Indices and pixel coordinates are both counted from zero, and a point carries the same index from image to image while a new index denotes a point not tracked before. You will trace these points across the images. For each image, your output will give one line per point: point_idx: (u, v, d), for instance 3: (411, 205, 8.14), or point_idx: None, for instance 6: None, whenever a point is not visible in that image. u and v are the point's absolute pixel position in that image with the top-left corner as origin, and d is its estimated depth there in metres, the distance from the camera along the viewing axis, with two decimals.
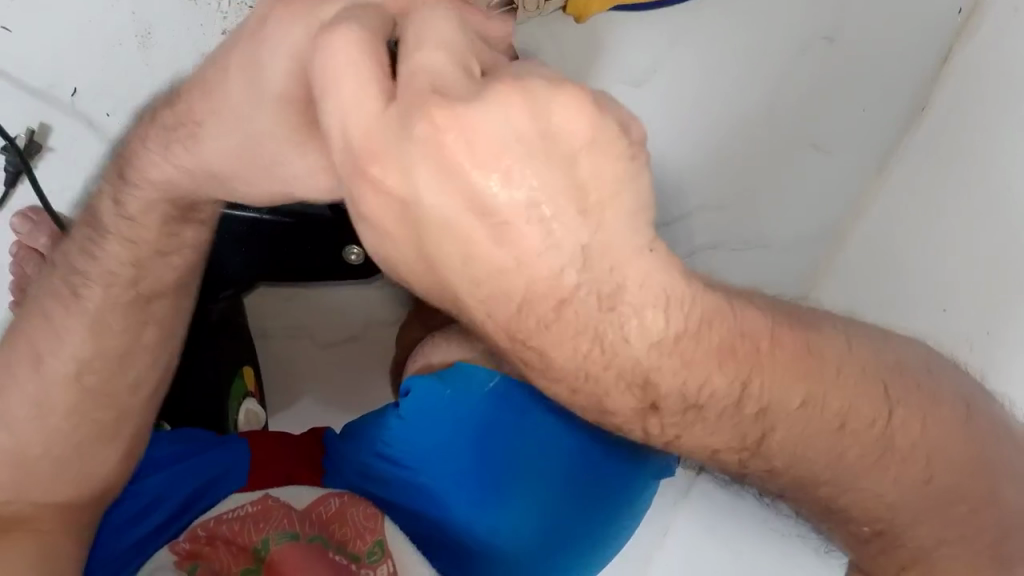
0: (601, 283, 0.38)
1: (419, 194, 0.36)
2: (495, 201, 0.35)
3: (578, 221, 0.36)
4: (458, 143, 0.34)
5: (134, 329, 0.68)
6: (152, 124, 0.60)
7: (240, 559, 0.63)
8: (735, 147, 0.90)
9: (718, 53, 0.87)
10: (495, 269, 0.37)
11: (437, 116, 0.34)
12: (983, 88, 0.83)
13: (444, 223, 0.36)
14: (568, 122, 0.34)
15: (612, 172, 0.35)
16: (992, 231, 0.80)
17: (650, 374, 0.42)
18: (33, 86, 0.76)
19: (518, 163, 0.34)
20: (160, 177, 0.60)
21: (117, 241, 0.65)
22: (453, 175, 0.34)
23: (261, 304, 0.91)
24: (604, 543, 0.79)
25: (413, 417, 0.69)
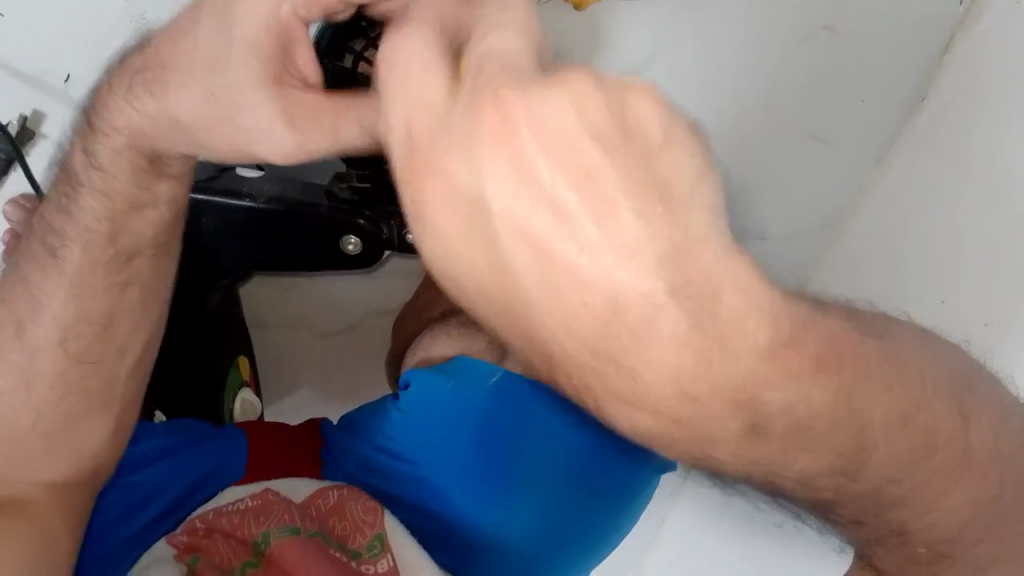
0: (698, 290, 0.32)
1: (484, 196, 0.33)
2: (555, 203, 0.31)
3: (657, 224, 0.31)
4: (522, 143, 0.31)
5: (115, 292, 0.67)
6: (121, 73, 0.59)
7: (241, 552, 0.61)
8: (738, 142, 0.89)
9: (721, 43, 0.87)
10: (572, 272, 0.33)
11: (499, 110, 0.31)
12: (983, 80, 0.83)
13: (513, 240, 0.33)
14: (641, 113, 0.31)
15: (689, 169, 0.32)
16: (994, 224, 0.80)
17: (761, 394, 0.37)
18: (25, 73, 0.75)
19: (591, 159, 0.31)
20: (123, 124, 0.59)
21: (91, 195, 0.64)
22: (528, 179, 0.31)
23: (258, 292, 0.90)
24: (605, 536, 0.79)
25: (414, 411, 0.69)
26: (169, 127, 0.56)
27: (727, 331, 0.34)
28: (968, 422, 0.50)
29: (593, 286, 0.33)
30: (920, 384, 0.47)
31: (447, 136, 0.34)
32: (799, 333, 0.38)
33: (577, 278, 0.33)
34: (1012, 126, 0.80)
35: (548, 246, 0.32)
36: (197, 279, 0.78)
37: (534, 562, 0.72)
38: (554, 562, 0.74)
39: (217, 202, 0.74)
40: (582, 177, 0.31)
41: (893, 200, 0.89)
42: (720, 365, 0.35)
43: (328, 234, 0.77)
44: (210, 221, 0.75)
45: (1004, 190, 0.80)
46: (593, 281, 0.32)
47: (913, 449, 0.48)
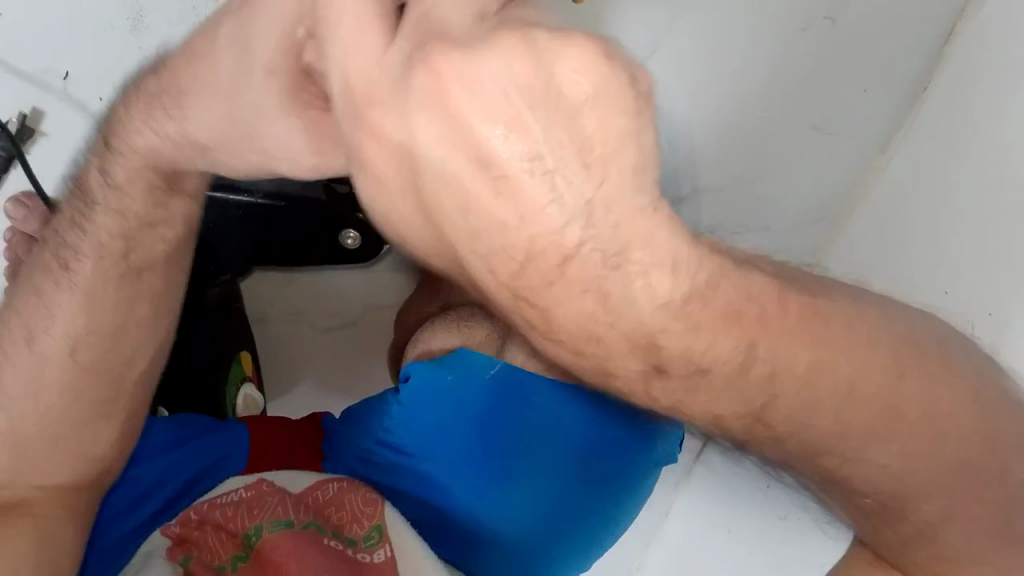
0: (608, 242, 0.35)
1: (414, 135, 0.34)
2: (492, 164, 0.33)
3: (578, 188, 0.34)
4: (452, 92, 0.33)
5: (123, 308, 0.66)
6: (138, 91, 0.59)
7: (229, 546, 0.61)
8: (738, 131, 0.90)
9: (713, 32, 0.87)
10: (489, 218, 0.35)
11: (434, 65, 0.33)
12: (990, 66, 0.81)
13: (432, 175, 0.35)
14: (567, 76, 0.32)
15: (617, 125, 0.33)
16: (998, 212, 0.79)
17: (660, 337, 0.38)
18: (26, 72, 0.75)
19: (520, 111, 0.32)
20: (143, 146, 0.59)
21: (105, 213, 0.63)
22: (455, 128, 0.33)
23: (259, 286, 0.90)
24: (614, 521, 0.79)
25: (415, 403, 0.68)
26: (177, 136, 0.56)
27: (641, 295, 0.36)
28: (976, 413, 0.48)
29: (519, 227, 0.35)
30: (918, 373, 0.46)
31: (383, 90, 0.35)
32: (758, 308, 0.39)
33: (494, 220, 0.35)
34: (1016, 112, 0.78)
35: (477, 203, 0.34)
36: (197, 278, 0.78)
37: (539, 551, 0.73)
38: (563, 547, 0.75)
39: (215, 200, 0.74)
40: (511, 122, 0.32)
41: (901, 187, 0.89)
42: (620, 302, 0.37)
43: (327, 228, 0.78)
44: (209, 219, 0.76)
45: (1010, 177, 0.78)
46: (514, 224, 0.35)
47: (912, 444, 0.47)
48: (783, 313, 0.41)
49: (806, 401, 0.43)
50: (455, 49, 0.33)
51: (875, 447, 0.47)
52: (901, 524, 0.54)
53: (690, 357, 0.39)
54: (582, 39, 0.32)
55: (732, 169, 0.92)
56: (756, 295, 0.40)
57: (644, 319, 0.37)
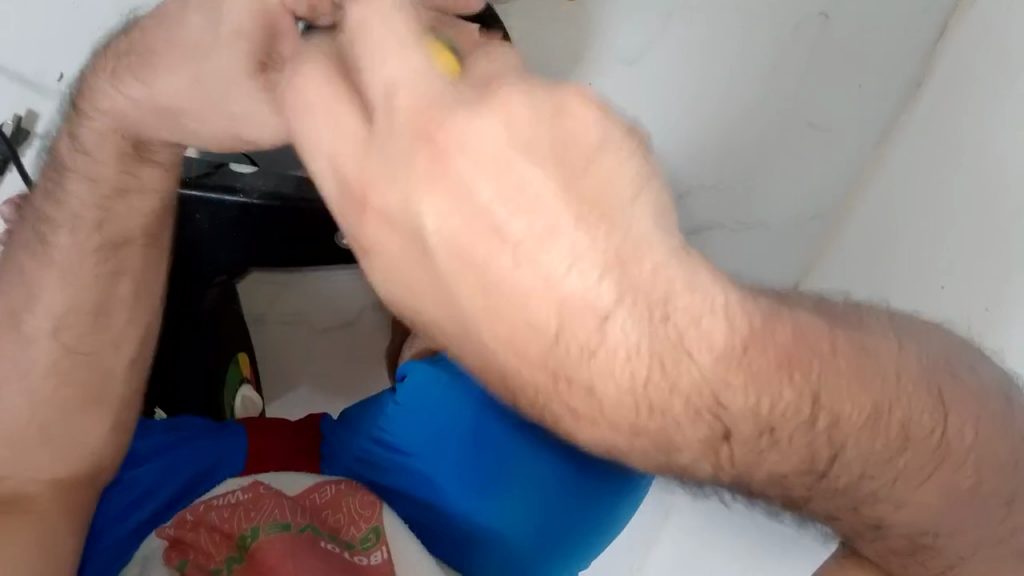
0: (648, 296, 0.36)
1: (421, 216, 0.37)
2: (497, 223, 0.35)
3: (597, 241, 0.35)
4: (462, 176, 0.35)
5: (105, 280, 0.67)
6: (105, 58, 0.62)
7: (224, 547, 0.60)
8: (736, 130, 0.90)
9: (710, 31, 0.86)
10: (518, 294, 0.36)
11: (442, 134, 0.35)
12: (981, 64, 0.82)
13: (448, 257, 0.37)
14: (577, 133, 0.34)
15: (621, 177, 0.35)
16: (988, 207, 0.80)
17: (723, 396, 0.39)
18: (24, 74, 0.75)
19: (530, 178, 0.34)
20: (109, 108, 0.62)
21: (78, 180, 0.65)
22: (461, 197, 0.35)
23: (255, 287, 0.89)
24: (609, 523, 0.80)
25: (410, 405, 0.68)
26: (144, 105, 0.59)
27: (680, 334, 0.37)
28: (973, 426, 0.48)
29: (543, 292, 0.36)
30: (916, 384, 0.45)
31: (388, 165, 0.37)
32: (766, 327, 0.38)
33: (522, 296, 0.36)
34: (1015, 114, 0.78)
35: (500, 274, 0.36)
36: (194, 279, 0.78)
37: (535, 556, 0.73)
38: (558, 551, 0.75)
39: (211, 199, 0.74)
40: (518, 191, 0.34)
41: (892, 185, 0.89)
42: (672, 368, 0.38)
43: (323, 229, 0.78)
44: (204, 218, 0.76)
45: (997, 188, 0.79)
46: (538, 291, 0.36)
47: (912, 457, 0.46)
48: (799, 322, 0.40)
49: (815, 406, 0.42)
50: (456, 113, 0.35)
51: (876, 462, 0.46)
52: (900, 546, 0.53)
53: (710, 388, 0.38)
54: (576, 92, 0.34)
55: (728, 168, 0.91)
56: (769, 315, 0.39)
57: (675, 351, 0.38)
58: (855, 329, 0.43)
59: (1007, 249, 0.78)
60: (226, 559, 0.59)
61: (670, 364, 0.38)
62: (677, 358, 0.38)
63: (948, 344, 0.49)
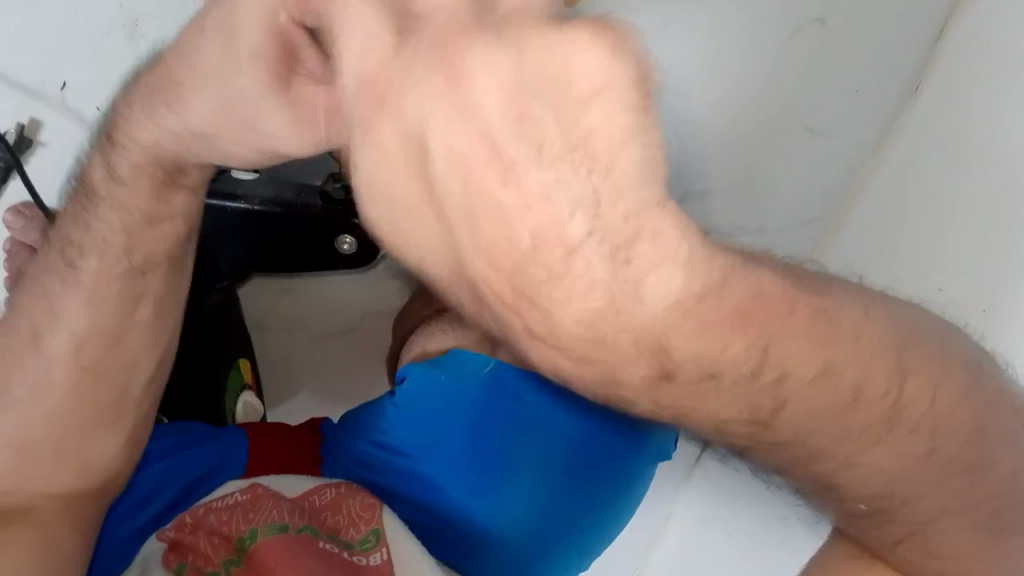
0: (618, 233, 0.35)
1: (426, 129, 0.35)
2: (505, 160, 0.34)
3: (580, 176, 0.34)
4: (468, 96, 0.34)
5: (127, 305, 0.67)
6: (137, 88, 0.62)
7: (222, 550, 0.61)
8: (742, 126, 0.90)
9: (723, 24, 0.86)
10: (498, 210, 0.35)
11: (458, 59, 0.34)
12: (982, 68, 0.86)
13: (446, 170, 0.35)
14: (575, 70, 0.32)
15: (619, 122, 0.33)
16: (989, 210, 0.84)
17: (669, 339, 0.39)
18: (25, 83, 0.76)
19: (531, 107, 0.33)
20: (145, 139, 0.60)
21: (110, 208, 0.65)
22: (466, 113, 0.34)
23: (253, 295, 0.91)
24: (610, 520, 0.80)
25: (409, 406, 0.69)
26: (178, 136, 0.58)
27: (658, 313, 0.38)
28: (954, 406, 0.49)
29: (526, 216, 0.35)
30: (895, 371, 0.46)
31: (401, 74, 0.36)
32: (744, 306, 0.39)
33: (500, 207, 0.35)
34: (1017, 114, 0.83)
35: (490, 193, 0.35)
36: (196, 285, 0.78)
37: (535, 552, 0.73)
38: (558, 547, 0.75)
39: (213, 207, 0.74)
40: (520, 119, 0.33)
41: (890, 186, 0.90)
42: (625, 305, 0.37)
43: (322, 235, 0.78)
44: (204, 224, 0.76)
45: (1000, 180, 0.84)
46: (524, 213, 0.35)
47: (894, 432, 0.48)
48: (782, 309, 0.41)
49: (795, 393, 0.43)
50: (477, 46, 0.34)
51: (855, 438, 0.48)
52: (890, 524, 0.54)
53: (704, 363, 0.40)
54: (594, 41, 0.32)
55: (734, 165, 0.91)
56: (746, 289, 0.40)
57: (638, 312, 0.36)
58: (844, 320, 0.44)
59: (1004, 247, 0.84)
60: (225, 561, 0.60)
61: (670, 340, 0.39)
62: (656, 328, 0.38)
63: (941, 333, 0.50)
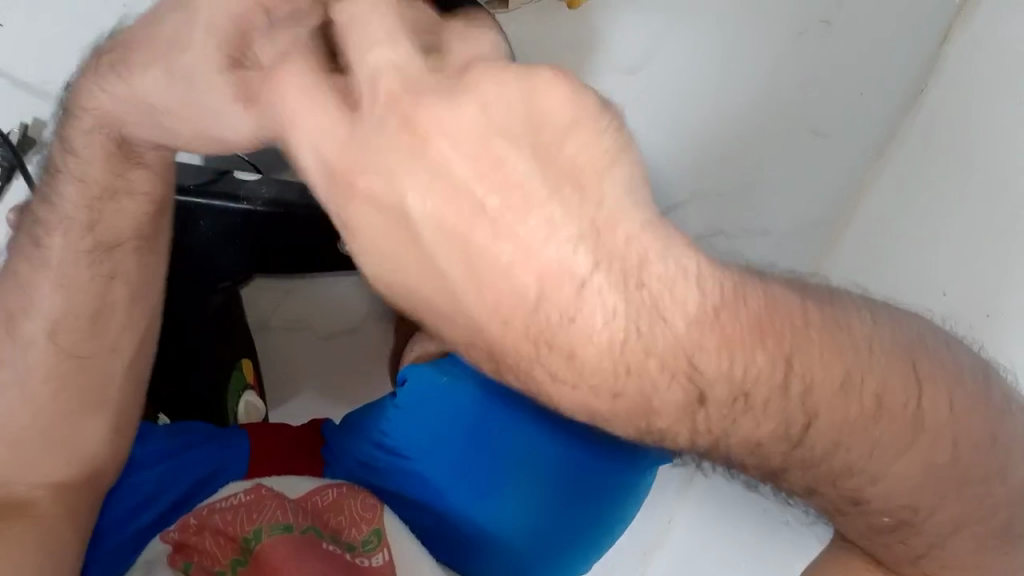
0: (623, 261, 0.34)
1: (405, 199, 0.34)
2: (480, 198, 0.33)
3: (573, 210, 0.33)
4: (441, 151, 0.33)
5: (99, 282, 0.67)
6: (95, 58, 0.61)
7: (229, 550, 0.60)
8: (738, 134, 0.89)
9: (706, 44, 0.85)
10: (500, 266, 0.34)
11: (420, 112, 0.33)
12: (982, 74, 0.84)
13: (432, 226, 0.34)
14: (550, 108, 0.32)
15: (593, 152, 0.32)
16: (993, 207, 0.81)
17: (695, 357, 0.36)
18: (29, 83, 0.76)
19: (506, 154, 0.32)
20: (96, 106, 0.59)
21: (69, 181, 0.64)
22: (437, 172, 0.33)
23: (257, 295, 0.90)
24: (612, 524, 0.80)
25: (410, 407, 0.69)
26: (128, 104, 0.57)
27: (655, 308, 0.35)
28: (964, 420, 0.47)
29: (524, 262, 0.33)
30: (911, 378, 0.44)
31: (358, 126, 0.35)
32: (751, 312, 0.37)
33: (501, 261, 0.34)
34: (1009, 108, 0.80)
35: (474, 243, 0.34)
36: (192, 282, 0.78)
37: (535, 556, 0.73)
38: (557, 554, 0.75)
39: (213, 207, 0.74)
40: (495, 167, 0.32)
41: (898, 189, 0.89)
42: (648, 330, 0.35)
43: (326, 236, 0.78)
44: (208, 225, 0.75)
45: (1003, 176, 0.80)
46: (517, 265, 0.34)
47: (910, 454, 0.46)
48: (788, 313, 0.39)
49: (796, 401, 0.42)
50: (435, 98, 0.33)
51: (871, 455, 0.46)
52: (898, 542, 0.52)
53: (730, 380, 0.38)
54: (554, 78, 0.32)
55: (733, 171, 0.91)
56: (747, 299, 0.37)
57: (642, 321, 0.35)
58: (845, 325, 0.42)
59: (1006, 245, 0.79)
60: (231, 561, 0.60)
61: (695, 356, 0.36)
62: (681, 342, 0.36)
63: (956, 342, 0.49)
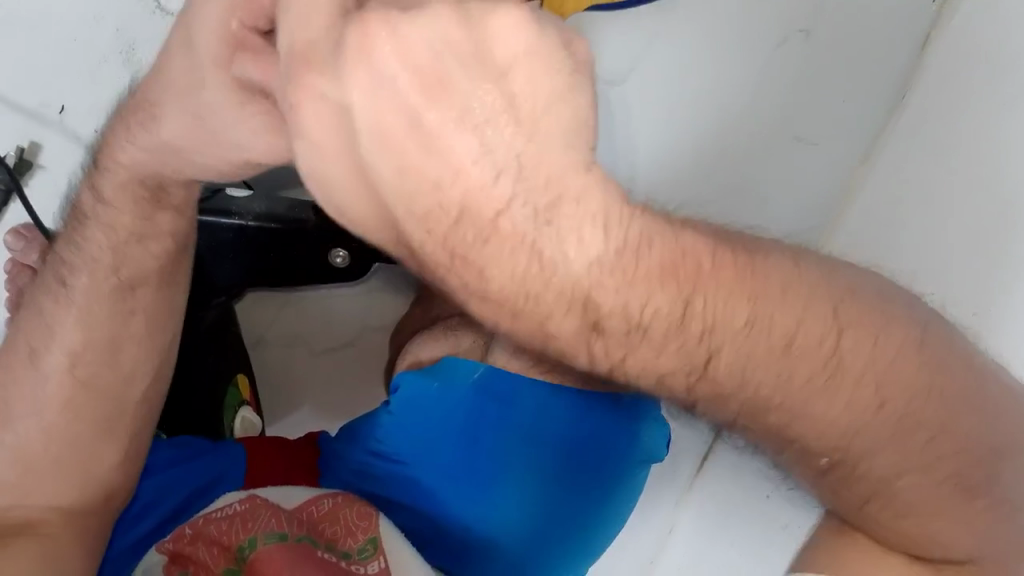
0: (543, 195, 0.37)
1: (347, 106, 0.36)
2: (421, 122, 0.35)
3: (508, 140, 0.35)
4: (386, 69, 0.34)
5: (121, 319, 0.68)
6: (122, 114, 0.66)
7: (222, 560, 0.61)
8: (724, 147, 0.91)
9: (683, 56, 0.90)
10: (423, 181, 0.36)
11: (366, 35, 0.34)
12: (960, 72, 0.86)
13: (375, 149, 0.36)
14: (508, 43, 0.34)
15: (547, 85, 0.35)
16: (978, 203, 0.81)
17: (595, 294, 0.39)
18: (27, 107, 0.77)
19: (453, 79, 0.34)
20: (125, 159, 0.64)
21: (98, 227, 0.67)
22: (383, 91, 0.35)
23: (253, 309, 0.92)
24: (605, 525, 0.80)
25: (404, 413, 0.70)
26: (149, 152, 0.62)
27: (553, 256, 0.38)
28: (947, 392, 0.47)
29: (449, 182, 0.36)
30: (896, 349, 0.46)
31: (321, 63, 0.36)
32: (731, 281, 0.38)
33: (426, 182, 0.36)
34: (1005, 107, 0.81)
35: (414, 167, 0.36)
36: (190, 298, 0.79)
37: (531, 558, 0.73)
38: (549, 556, 0.75)
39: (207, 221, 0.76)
40: (437, 89, 0.34)
41: (884, 188, 0.89)
42: (549, 262, 0.38)
43: (316, 248, 0.79)
44: (202, 239, 0.77)
45: (997, 173, 0.81)
46: (444, 183, 0.36)
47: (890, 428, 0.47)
48: (717, 260, 0.42)
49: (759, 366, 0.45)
50: (390, 14, 0.34)
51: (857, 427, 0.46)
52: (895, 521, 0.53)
53: (627, 318, 0.40)
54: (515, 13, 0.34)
55: (721, 181, 0.91)
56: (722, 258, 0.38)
57: (579, 277, 0.39)
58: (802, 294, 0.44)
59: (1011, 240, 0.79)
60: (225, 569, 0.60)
61: (594, 293, 0.39)
62: (584, 278, 0.39)
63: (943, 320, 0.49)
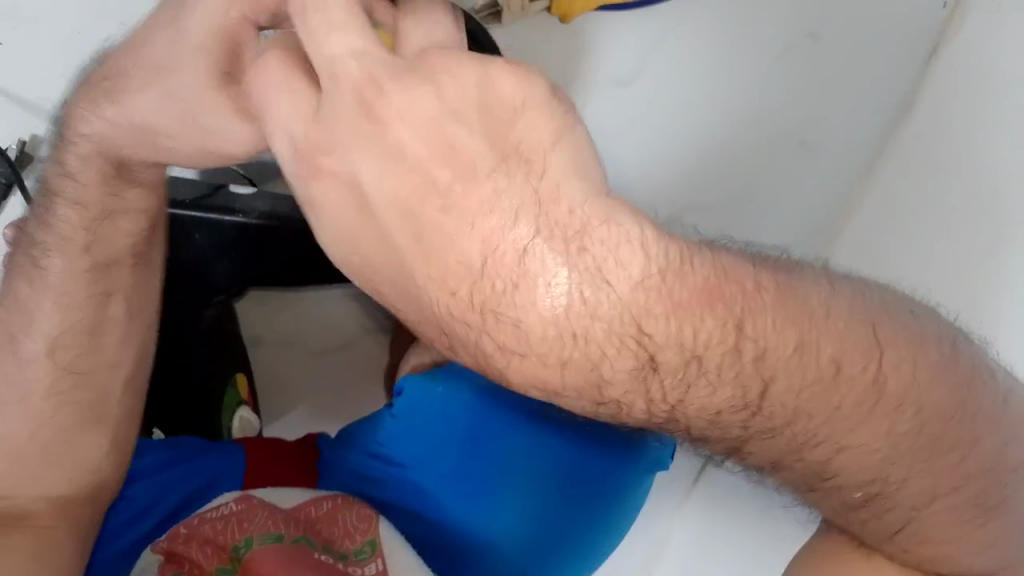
0: (563, 227, 0.38)
1: (360, 178, 0.40)
2: (435, 171, 0.39)
3: (519, 180, 0.38)
4: (395, 134, 0.39)
5: (96, 302, 0.68)
6: (84, 87, 0.64)
7: (214, 559, 0.60)
8: (729, 152, 0.89)
9: (693, 65, 0.88)
10: (445, 236, 0.39)
11: (378, 102, 0.39)
12: (958, 85, 0.87)
13: (386, 204, 0.40)
14: (504, 87, 0.38)
15: (543, 125, 0.38)
16: (981, 215, 0.84)
17: (645, 322, 0.39)
18: (27, 100, 0.77)
19: (456, 134, 0.38)
20: (90, 131, 0.63)
21: (67, 205, 0.67)
22: (395, 155, 0.39)
23: (251, 310, 0.91)
24: (601, 540, 0.79)
25: (408, 417, 0.69)
26: (121, 128, 0.61)
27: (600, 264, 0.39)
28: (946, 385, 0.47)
29: (467, 232, 0.39)
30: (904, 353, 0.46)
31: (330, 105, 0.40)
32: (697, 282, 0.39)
33: (444, 232, 0.39)
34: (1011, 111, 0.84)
35: (432, 222, 0.39)
36: (191, 297, 0.78)
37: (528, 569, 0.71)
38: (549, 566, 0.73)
39: (208, 219, 0.74)
40: (446, 149, 0.38)
41: (889, 199, 0.88)
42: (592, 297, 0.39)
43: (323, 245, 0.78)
44: (203, 238, 0.75)
45: (1002, 183, 0.84)
46: (468, 229, 0.39)
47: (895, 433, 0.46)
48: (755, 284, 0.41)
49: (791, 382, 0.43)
50: (398, 88, 0.39)
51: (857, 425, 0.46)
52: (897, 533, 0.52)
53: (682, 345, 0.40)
54: (513, 70, 0.38)
55: (724, 187, 0.90)
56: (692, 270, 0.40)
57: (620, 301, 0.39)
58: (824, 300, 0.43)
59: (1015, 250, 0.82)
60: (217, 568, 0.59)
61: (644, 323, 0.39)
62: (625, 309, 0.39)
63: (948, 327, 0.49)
